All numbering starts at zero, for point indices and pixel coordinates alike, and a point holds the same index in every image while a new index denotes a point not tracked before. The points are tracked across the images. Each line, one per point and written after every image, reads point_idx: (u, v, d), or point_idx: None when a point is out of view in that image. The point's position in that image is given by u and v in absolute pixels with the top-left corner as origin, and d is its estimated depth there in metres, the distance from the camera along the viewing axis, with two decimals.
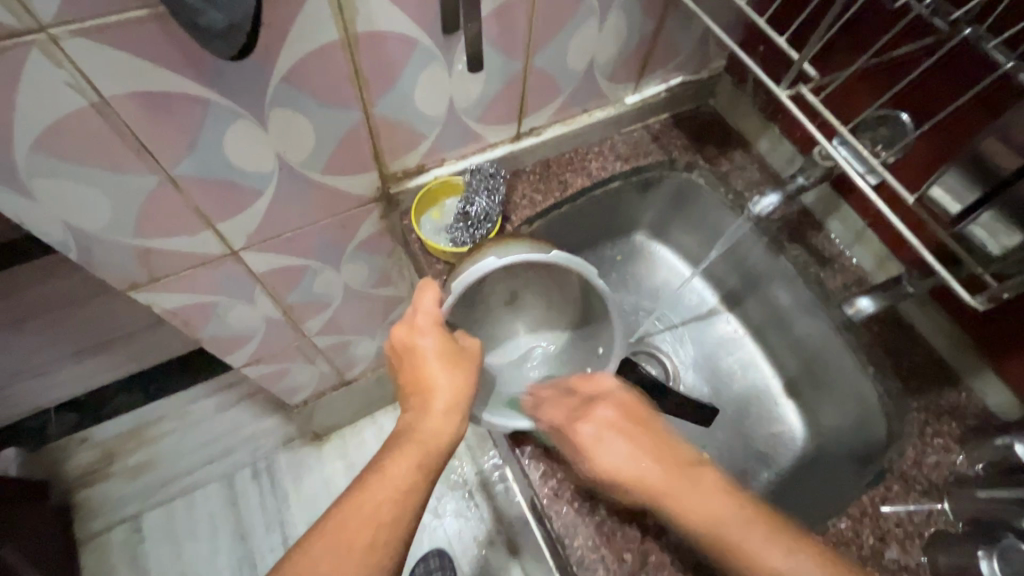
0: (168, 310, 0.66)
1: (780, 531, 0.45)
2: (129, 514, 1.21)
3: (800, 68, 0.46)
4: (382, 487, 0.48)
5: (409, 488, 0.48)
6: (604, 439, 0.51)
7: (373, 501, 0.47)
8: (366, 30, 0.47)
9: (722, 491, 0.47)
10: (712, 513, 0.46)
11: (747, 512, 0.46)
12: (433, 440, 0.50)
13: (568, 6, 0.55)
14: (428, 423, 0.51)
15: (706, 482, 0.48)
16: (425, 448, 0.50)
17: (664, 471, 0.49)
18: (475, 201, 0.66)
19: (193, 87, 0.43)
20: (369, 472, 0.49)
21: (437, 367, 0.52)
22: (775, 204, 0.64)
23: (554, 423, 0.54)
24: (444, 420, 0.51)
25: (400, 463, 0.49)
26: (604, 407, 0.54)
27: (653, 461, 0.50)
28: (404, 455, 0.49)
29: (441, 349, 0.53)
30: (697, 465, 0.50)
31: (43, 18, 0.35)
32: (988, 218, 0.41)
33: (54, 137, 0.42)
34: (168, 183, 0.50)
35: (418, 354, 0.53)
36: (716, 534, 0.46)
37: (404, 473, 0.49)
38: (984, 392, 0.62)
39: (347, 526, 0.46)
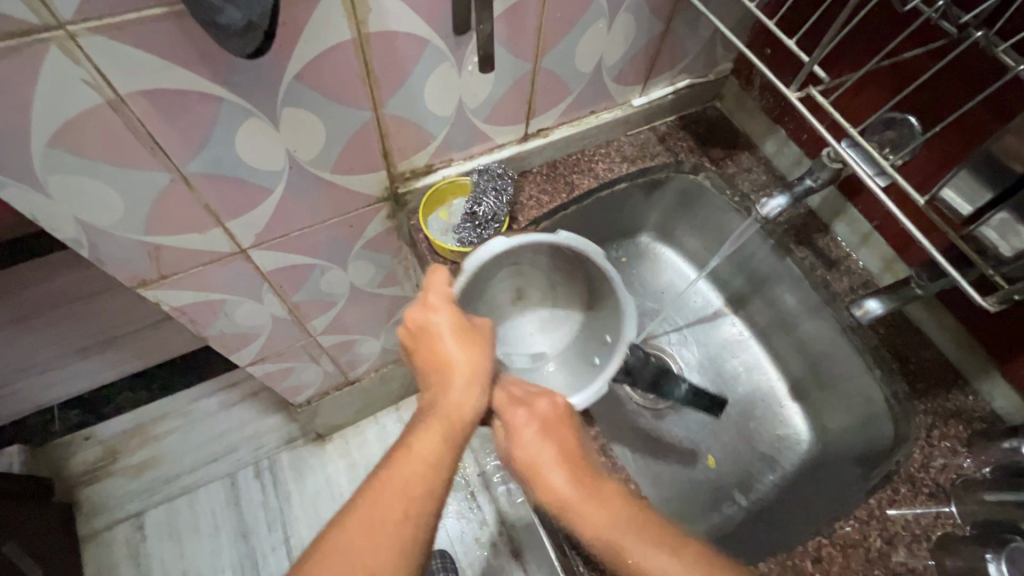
0: (176, 308, 0.67)
1: (655, 539, 0.48)
2: (132, 512, 1.21)
3: (810, 70, 0.46)
4: (412, 461, 0.47)
5: (438, 457, 0.48)
6: (550, 429, 0.55)
7: (404, 477, 0.46)
8: (378, 29, 0.47)
9: (629, 515, 0.50)
10: (606, 525, 0.49)
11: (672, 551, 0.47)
12: (457, 412, 0.50)
13: (578, 7, 0.56)
14: (452, 396, 0.51)
15: (608, 501, 0.51)
16: (451, 420, 0.50)
17: (579, 480, 0.52)
18: (482, 201, 0.66)
19: (206, 85, 0.43)
20: (395, 453, 0.48)
21: (454, 343, 0.53)
22: (783, 206, 0.64)
23: (497, 403, 0.57)
24: (466, 393, 0.51)
25: (427, 436, 0.48)
26: (547, 400, 0.57)
27: (536, 452, 0.54)
28: (431, 427, 0.49)
29: (456, 325, 0.53)
30: (621, 503, 0.52)
31: (62, 16, 0.35)
32: (1000, 219, 0.41)
33: (69, 133, 0.42)
34: (180, 180, 0.50)
35: (434, 333, 0.53)
36: (612, 548, 0.49)
37: (432, 446, 0.48)
38: (991, 395, 0.62)
39: (380, 505, 0.45)
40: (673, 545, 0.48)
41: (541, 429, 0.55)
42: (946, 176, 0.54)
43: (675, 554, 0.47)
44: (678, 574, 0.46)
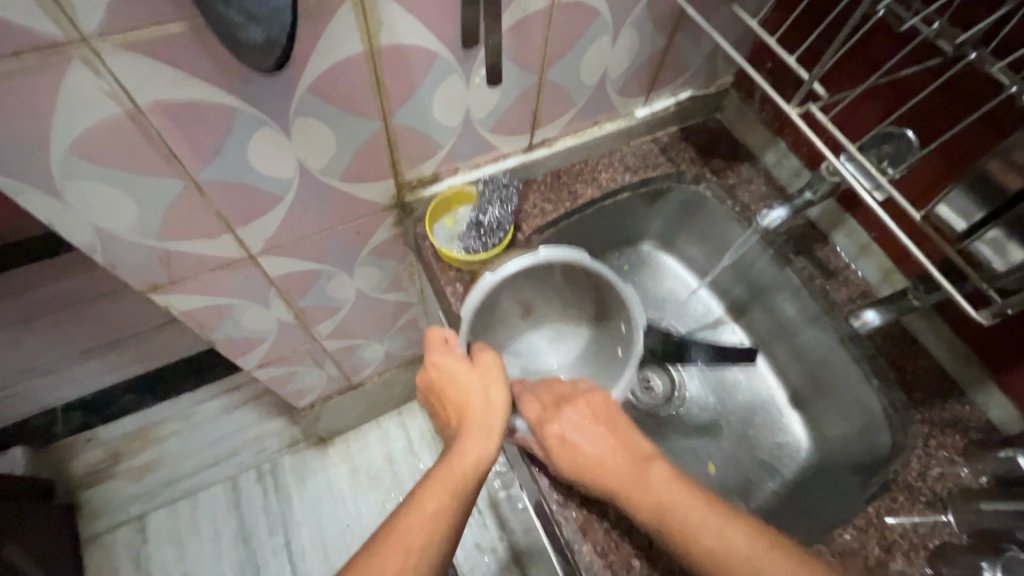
0: (185, 312, 0.68)
1: (721, 508, 0.46)
2: (133, 514, 1.21)
3: (809, 88, 0.48)
4: (418, 519, 0.46)
5: (444, 510, 0.47)
6: (591, 425, 0.54)
7: (411, 537, 0.45)
8: (389, 43, 0.48)
9: (676, 482, 0.48)
10: (666, 497, 0.47)
11: (724, 516, 0.46)
12: (466, 465, 0.51)
13: (583, 22, 0.57)
14: (464, 447, 0.52)
15: (657, 474, 0.49)
16: (458, 474, 0.50)
17: (621, 466, 0.50)
18: (488, 210, 0.67)
19: (222, 96, 0.44)
20: (404, 506, 0.48)
21: (468, 394, 0.55)
22: (784, 217, 0.66)
23: (533, 416, 0.56)
24: (477, 444, 0.52)
25: (437, 488, 0.48)
26: (585, 403, 0.56)
27: (581, 448, 0.52)
28: (440, 479, 0.49)
29: (469, 375, 0.56)
30: (650, 460, 0.50)
31: (86, 30, 0.36)
32: (995, 234, 0.42)
33: (89, 142, 0.43)
34: (193, 188, 0.52)
35: (444, 377, 0.57)
36: (664, 517, 0.46)
37: (440, 502, 0.47)
38: (988, 405, 0.63)
39: (387, 566, 0.43)
40: (733, 511, 0.46)
41: (592, 419, 0.54)
42: (943, 190, 0.55)
43: (735, 519, 0.45)
44: (740, 538, 0.44)
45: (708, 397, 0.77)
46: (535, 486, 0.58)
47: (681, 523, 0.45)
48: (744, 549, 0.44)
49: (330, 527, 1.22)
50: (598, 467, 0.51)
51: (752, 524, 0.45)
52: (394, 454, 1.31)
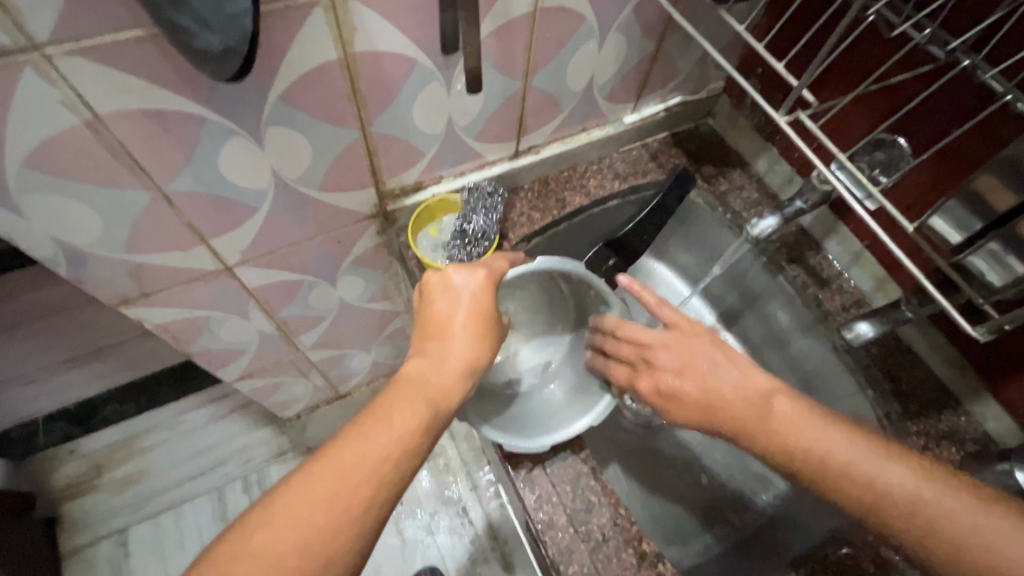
0: (160, 325, 0.65)
1: (834, 424, 0.46)
2: (116, 528, 1.18)
3: (799, 94, 0.45)
4: (381, 441, 0.42)
5: (413, 444, 0.43)
6: (693, 367, 0.52)
7: (377, 445, 0.42)
8: (364, 49, 0.46)
9: (809, 416, 0.47)
10: (817, 438, 0.46)
11: (853, 438, 0.45)
12: (438, 395, 0.46)
13: (568, 26, 0.56)
14: (439, 376, 0.47)
15: (785, 410, 0.48)
16: (431, 401, 0.46)
17: (736, 397, 0.49)
18: (472, 219, 0.65)
19: (188, 105, 0.42)
20: (369, 415, 0.44)
21: (463, 328, 0.49)
22: (774, 227, 0.65)
23: (623, 377, 0.55)
24: (454, 381, 0.47)
25: (411, 413, 0.44)
26: (666, 351, 0.53)
27: (692, 393, 0.50)
28: (414, 404, 0.45)
29: (474, 306, 0.49)
30: (773, 392, 0.49)
31: (37, 37, 0.34)
32: (989, 249, 0.41)
33: (44, 152, 0.41)
34: (161, 198, 0.49)
35: (448, 317, 0.49)
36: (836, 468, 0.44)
37: (405, 424, 0.44)
38: (984, 417, 0.61)
39: (343, 468, 0.40)
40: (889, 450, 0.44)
41: (701, 395, 0.50)
42: (935, 200, 0.54)
43: (896, 458, 0.44)
44: (861, 456, 0.44)
45: None
46: (521, 504, 0.56)
47: (824, 450, 0.45)
48: (908, 486, 0.42)
49: None
50: (743, 430, 0.48)
51: (907, 457, 0.44)
52: None
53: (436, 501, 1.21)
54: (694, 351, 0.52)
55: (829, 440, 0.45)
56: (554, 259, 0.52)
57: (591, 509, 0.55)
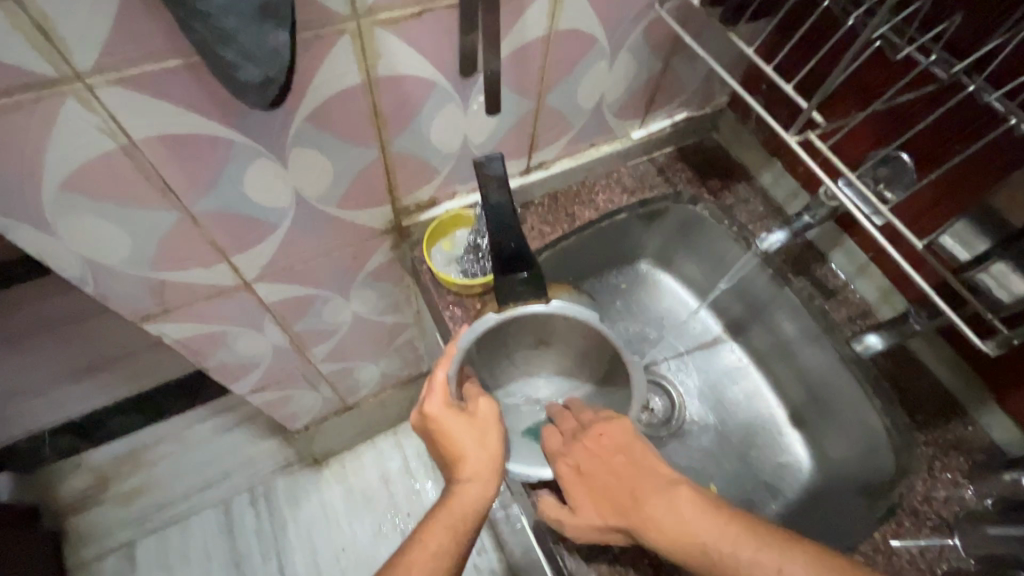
0: (178, 340, 0.66)
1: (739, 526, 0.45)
2: (122, 540, 1.18)
3: (808, 115, 0.47)
4: (419, 564, 0.47)
5: (442, 554, 0.48)
6: (625, 460, 0.51)
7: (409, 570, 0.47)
8: (387, 73, 0.48)
9: (709, 509, 0.46)
10: (692, 528, 0.45)
11: (689, 506, 0.46)
12: (462, 505, 0.51)
13: (581, 49, 0.57)
14: (456, 496, 0.51)
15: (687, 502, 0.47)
16: (456, 513, 0.50)
17: (651, 491, 0.48)
18: (484, 233, 0.65)
19: (219, 129, 0.44)
20: (398, 556, 0.49)
21: (460, 441, 0.52)
22: (782, 240, 0.69)
23: (553, 447, 0.56)
24: (472, 486, 0.51)
25: (432, 541, 0.48)
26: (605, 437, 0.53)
27: (619, 489, 0.49)
28: (436, 528, 0.49)
29: (457, 420, 0.53)
30: (677, 484, 0.48)
31: (80, 68, 0.36)
32: (998, 267, 0.42)
33: (80, 177, 0.42)
34: (189, 219, 0.51)
35: (448, 434, 0.53)
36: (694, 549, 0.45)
37: (437, 541, 0.48)
38: (990, 427, 0.62)
39: None
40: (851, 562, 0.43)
41: (614, 472, 0.51)
42: (940, 216, 0.56)
43: (767, 546, 0.44)
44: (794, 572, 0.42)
45: (708, 417, 0.77)
46: (537, 515, 0.57)
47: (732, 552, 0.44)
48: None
49: (324, 552, 1.20)
50: (624, 505, 0.48)
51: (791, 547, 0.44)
52: (391, 474, 1.29)
53: None
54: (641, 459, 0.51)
55: (755, 555, 0.43)
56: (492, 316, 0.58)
57: None
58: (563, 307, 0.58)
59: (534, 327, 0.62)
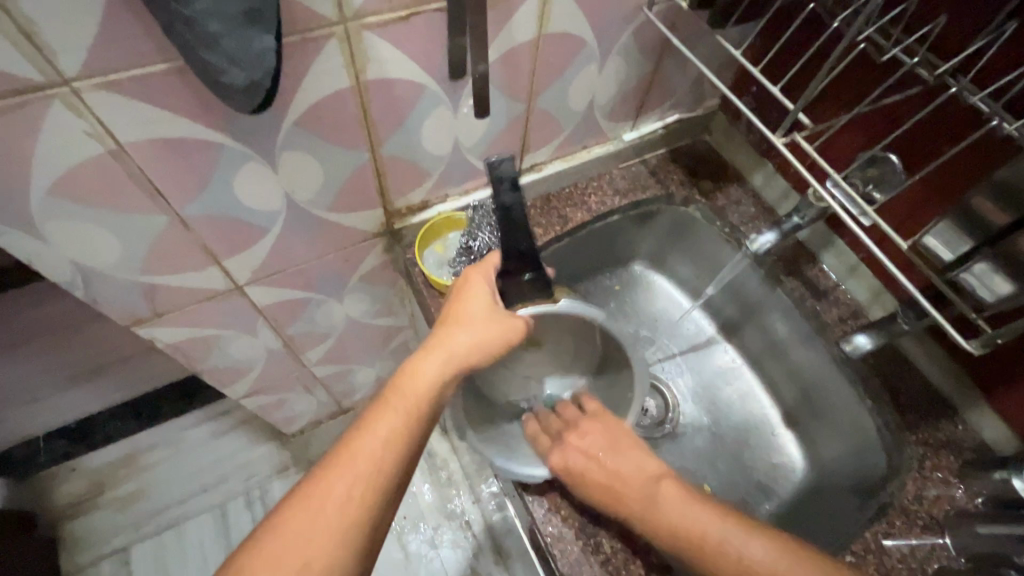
0: (171, 344, 0.66)
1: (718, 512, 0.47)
2: (116, 547, 1.16)
3: (794, 117, 0.47)
4: (367, 443, 0.46)
5: (390, 442, 0.46)
6: (612, 454, 0.53)
7: (359, 461, 0.45)
8: (376, 76, 0.48)
9: (689, 499, 0.48)
10: (676, 514, 0.47)
11: (670, 494, 0.48)
12: (425, 394, 0.49)
13: (570, 52, 0.58)
14: (427, 372, 0.50)
15: (670, 496, 0.48)
16: (416, 398, 0.49)
17: (633, 483, 0.50)
18: (477, 236, 0.68)
19: (207, 133, 0.44)
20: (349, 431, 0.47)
21: (472, 321, 0.54)
22: (772, 241, 0.67)
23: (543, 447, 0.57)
24: (444, 375, 0.51)
25: (384, 420, 0.47)
26: (590, 436, 0.55)
27: (605, 480, 0.51)
28: (390, 407, 0.48)
29: (483, 303, 0.55)
30: (661, 477, 0.50)
31: (66, 72, 0.36)
32: (981, 266, 0.42)
33: (68, 181, 0.42)
34: (178, 222, 0.51)
35: (461, 309, 0.54)
36: (684, 536, 0.46)
37: (391, 425, 0.47)
38: (981, 426, 0.63)
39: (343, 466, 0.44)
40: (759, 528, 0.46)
41: (601, 463, 0.52)
42: (928, 216, 0.56)
43: (756, 535, 0.45)
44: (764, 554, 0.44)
45: (702, 418, 0.77)
46: (529, 517, 0.57)
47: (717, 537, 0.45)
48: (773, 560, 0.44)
49: None
50: (611, 498, 0.50)
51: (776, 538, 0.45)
52: None
53: (440, 515, 1.22)
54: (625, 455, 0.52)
55: (733, 538, 0.45)
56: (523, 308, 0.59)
57: (600, 521, 0.56)
58: (596, 315, 0.62)
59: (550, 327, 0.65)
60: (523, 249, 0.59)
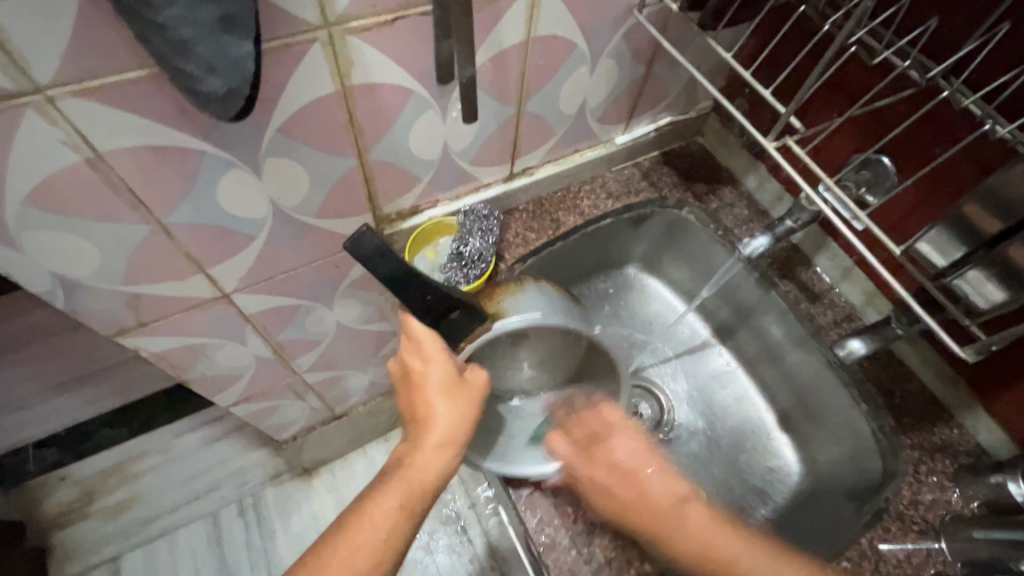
0: (157, 353, 0.65)
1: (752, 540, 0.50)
2: (106, 556, 1.15)
3: (786, 121, 0.47)
4: (371, 529, 0.50)
5: (394, 526, 0.50)
6: (633, 473, 0.55)
7: (365, 539, 0.49)
8: (362, 82, 0.47)
9: (720, 526, 0.51)
10: (707, 542, 0.50)
11: (707, 519, 0.52)
12: (419, 480, 0.52)
13: (560, 55, 0.57)
14: (419, 457, 0.52)
15: (696, 517, 0.52)
16: (411, 487, 0.52)
17: (653, 504, 0.52)
18: (469, 241, 0.66)
19: (188, 140, 0.43)
20: (355, 511, 0.51)
21: (440, 400, 0.52)
22: (765, 245, 0.66)
23: (562, 451, 0.57)
24: (435, 457, 0.52)
25: (386, 502, 0.51)
26: (627, 442, 0.57)
27: (626, 492, 0.53)
28: (389, 493, 0.51)
29: (445, 379, 0.53)
30: (686, 500, 0.53)
31: (39, 80, 0.35)
32: (974, 274, 0.42)
33: (44, 190, 0.41)
34: (161, 231, 0.50)
35: (427, 390, 0.53)
36: (709, 558, 0.49)
37: (388, 519, 0.50)
38: (976, 429, 0.62)
39: (353, 545, 0.49)
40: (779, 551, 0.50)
41: (619, 475, 0.55)
42: (920, 220, 0.56)
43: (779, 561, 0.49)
44: None
45: (697, 422, 0.77)
46: (522, 526, 0.56)
47: (754, 568, 0.48)
48: None
49: None
50: (640, 513, 0.52)
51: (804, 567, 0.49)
52: None
53: (435, 520, 1.20)
54: (656, 476, 0.55)
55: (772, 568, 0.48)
56: (512, 317, 0.53)
57: (594, 530, 0.55)
58: (541, 320, 0.54)
59: (534, 333, 0.58)
60: (431, 294, 0.53)
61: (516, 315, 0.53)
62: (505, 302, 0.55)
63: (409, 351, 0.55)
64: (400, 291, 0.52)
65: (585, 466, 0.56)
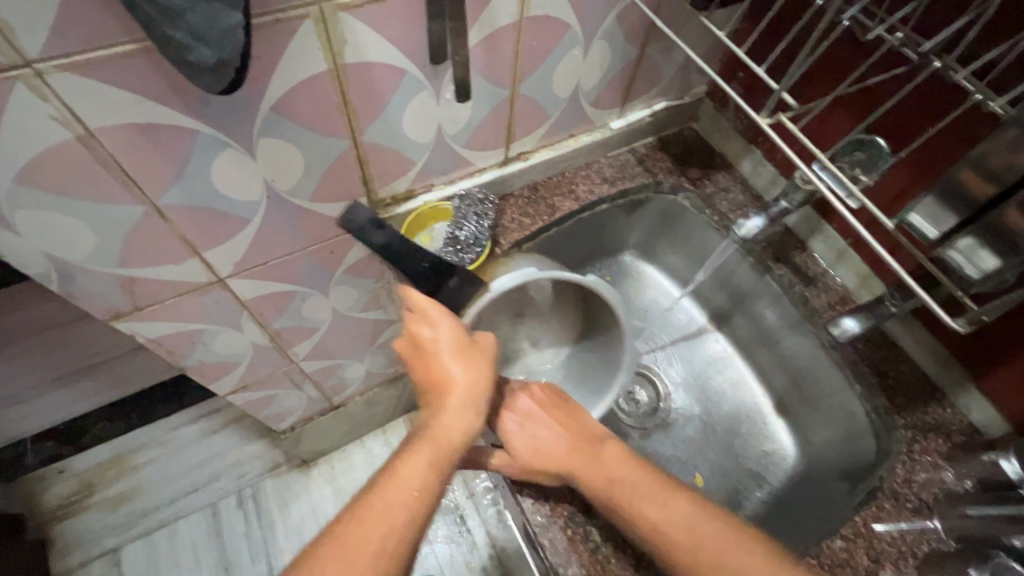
0: (153, 339, 0.65)
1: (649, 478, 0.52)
2: (107, 547, 1.16)
3: (780, 97, 0.46)
4: (401, 488, 0.48)
5: (426, 483, 0.49)
6: (563, 423, 0.58)
7: (400, 495, 0.47)
8: (354, 61, 0.47)
9: (633, 464, 0.54)
10: (620, 475, 0.53)
11: (632, 465, 0.54)
12: (447, 438, 0.51)
13: (554, 36, 0.57)
14: (444, 417, 0.52)
15: (611, 454, 0.55)
16: (439, 445, 0.50)
17: (577, 449, 0.55)
18: (464, 226, 0.67)
19: (180, 118, 0.43)
20: (382, 476, 0.49)
21: (454, 362, 0.53)
22: (760, 226, 0.67)
23: (488, 412, 0.61)
24: (459, 416, 0.52)
25: (415, 462, 0.49)
26: (527, 399, 0.60)
27: (563, 443, 0.56)
28: (416, 453, 0.50)
29: (456, 342, 0.53)
30: (603, 442, 0.56)
31: (29, 54, 0.35)
32: (965, 242, 0.42)
33: (36, 167, 0.41)
34: (154, 212, 0.50)
35: (439, 356, 0.53)
36: (613, 494, 0.51)
37: (419, 478, 0.49)
38: (969, 408, 0.63)
39: (381, 506, 0.47)
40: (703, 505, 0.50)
41: (565, 432, 0.57)
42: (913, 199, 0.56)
43: (679, 498, 0.51)
44: (685, 514, 0.49)
45: (693, 408, 0.77)
46: (518, 508, 0.56)
47: (648, 510, 0.50)
48: (691, 526, 0.49)
49: None
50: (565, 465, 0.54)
51: (696, 502, 0.50)
52: None
53: None
54: (546, 432, 0.57)
55: (654, 506, 0.50)
56: (512, 275, 0.57)
57: (588, 511, 0.56)
58: (535, 274, 0.58)
59: (533, 293, 0.63)
60: (428, 263, 0.57)
61: (514, 274, 0.58)
62: (501, 269, 0.59)
63: (417, 322, 0.55)
64: (397, 259, 0.57)
65: (525, 422, 0.58)
